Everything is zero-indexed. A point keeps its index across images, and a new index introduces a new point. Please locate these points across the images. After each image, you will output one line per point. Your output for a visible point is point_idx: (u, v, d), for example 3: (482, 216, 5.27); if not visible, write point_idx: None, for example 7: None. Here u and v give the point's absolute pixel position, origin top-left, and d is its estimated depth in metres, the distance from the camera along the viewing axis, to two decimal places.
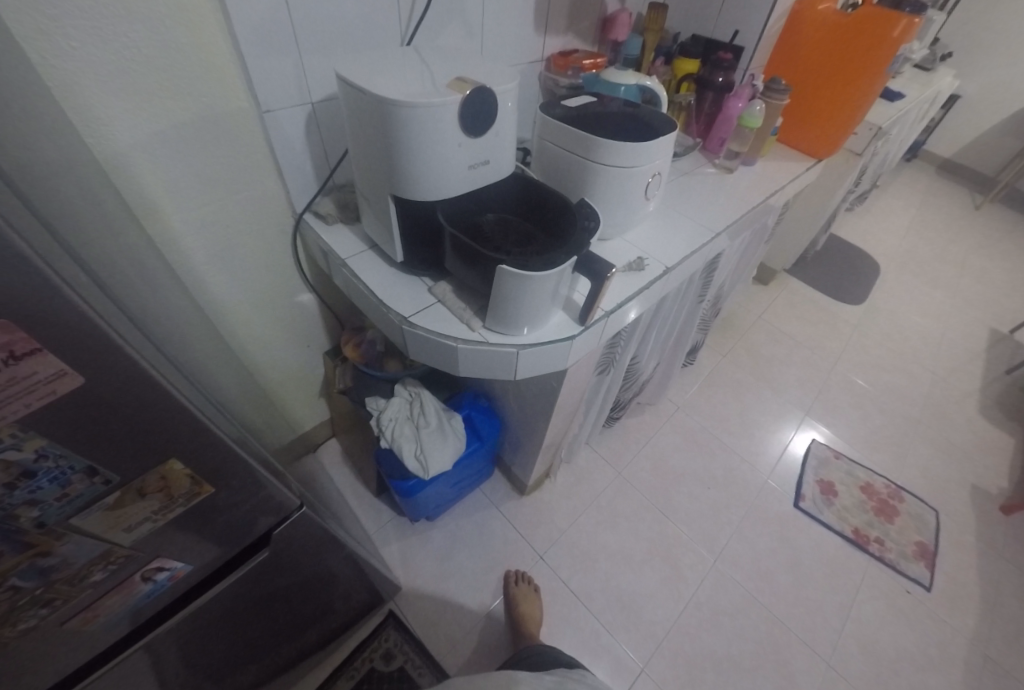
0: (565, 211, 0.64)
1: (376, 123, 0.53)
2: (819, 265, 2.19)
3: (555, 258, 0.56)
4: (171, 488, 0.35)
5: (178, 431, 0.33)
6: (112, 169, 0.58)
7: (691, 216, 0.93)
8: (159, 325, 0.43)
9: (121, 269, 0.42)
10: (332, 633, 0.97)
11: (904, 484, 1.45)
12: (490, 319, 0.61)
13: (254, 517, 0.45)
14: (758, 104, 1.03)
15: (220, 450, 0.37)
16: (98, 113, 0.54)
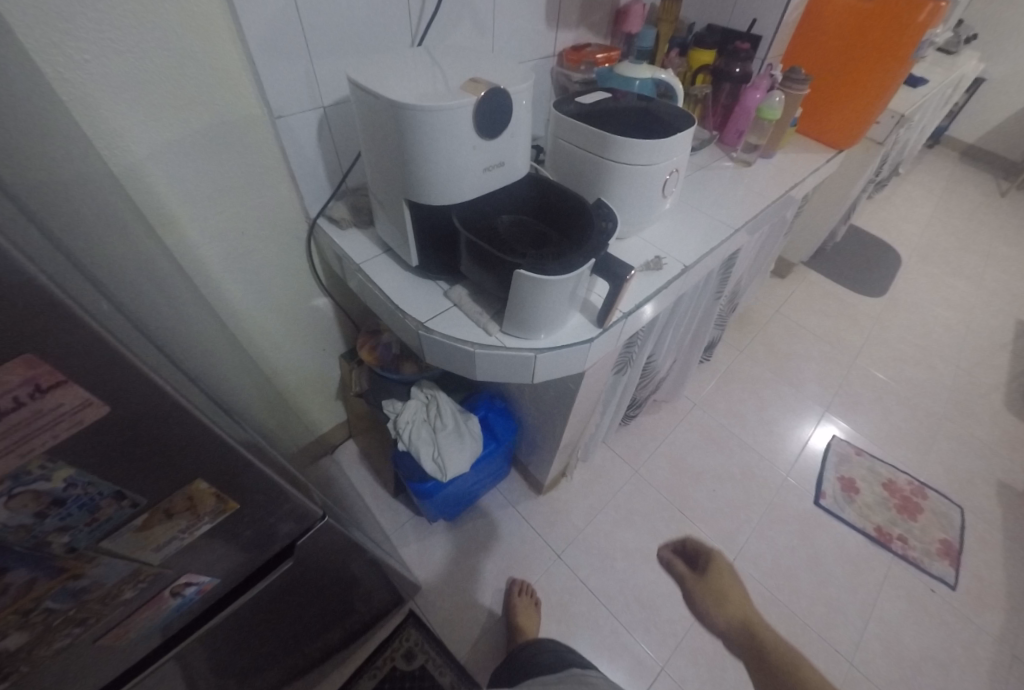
0: (582, 211, 0.63)
1: (389, 128, 0.53)
2: (838, 256, 2.14)
3: (573, 261, 0.55)
4: (198, 507, 0.35)
5: (204, 452, 0.33)
6: (129, 181, 0.58)
7: (709, 212, 0.91)
8: (181, 339, 0.43)
9: (145, 283, 0.42)
10: (354, 632, 0.98)
11: (928, 481, 1.42)
12: (507, 322, 0.61)
13: (277, 529, 0.45)
14: (778, 95, 1.01)
15: (244, 466, 0.36)
16: (114, 125, 0.54)
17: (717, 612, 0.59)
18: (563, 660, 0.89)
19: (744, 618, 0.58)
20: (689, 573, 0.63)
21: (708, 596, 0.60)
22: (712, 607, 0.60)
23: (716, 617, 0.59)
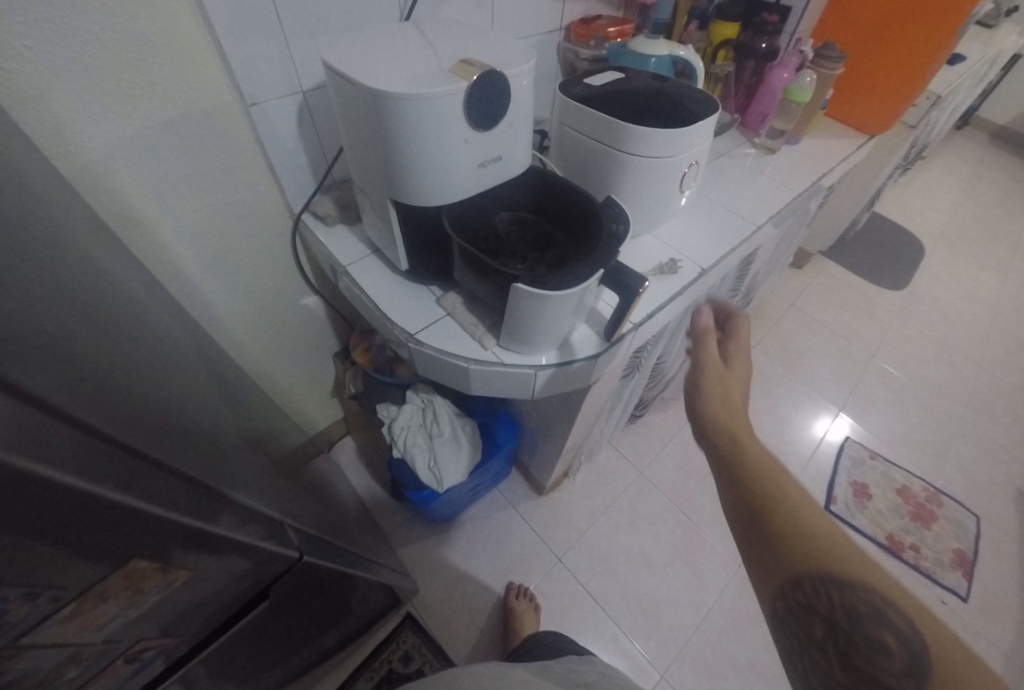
0: (587, 211, 0.56)
1: (370, 120, 0.46)
2: (858, 246, 2.04)
3: (578, 271, 0.49)
4: (142, 581, 0.29)
5: (137, 532, 0.27)
6: (83, 184, 0.52)
7: (729, 207, 0.84)
8: (134, 366, 0.37)
9: (92, 308, 0.37)
10: (354, 634, 0.95)
11: (944, 487, 1.37)
12: (504, 337, 0.55)
13: (245, 581, 0.40)
14: (808, 76, 0.92)
15: (189, 536, 0.31)
16: (64, 120, 0.48)
17: (709, 399, 0.56)
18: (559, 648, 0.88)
19: (736, 435, 0.51)
20: (715, 363, 0.59)
21: (712, 386, 0.57)
22: (709, 394, 0.56)
23: (704, 401, 0.56)
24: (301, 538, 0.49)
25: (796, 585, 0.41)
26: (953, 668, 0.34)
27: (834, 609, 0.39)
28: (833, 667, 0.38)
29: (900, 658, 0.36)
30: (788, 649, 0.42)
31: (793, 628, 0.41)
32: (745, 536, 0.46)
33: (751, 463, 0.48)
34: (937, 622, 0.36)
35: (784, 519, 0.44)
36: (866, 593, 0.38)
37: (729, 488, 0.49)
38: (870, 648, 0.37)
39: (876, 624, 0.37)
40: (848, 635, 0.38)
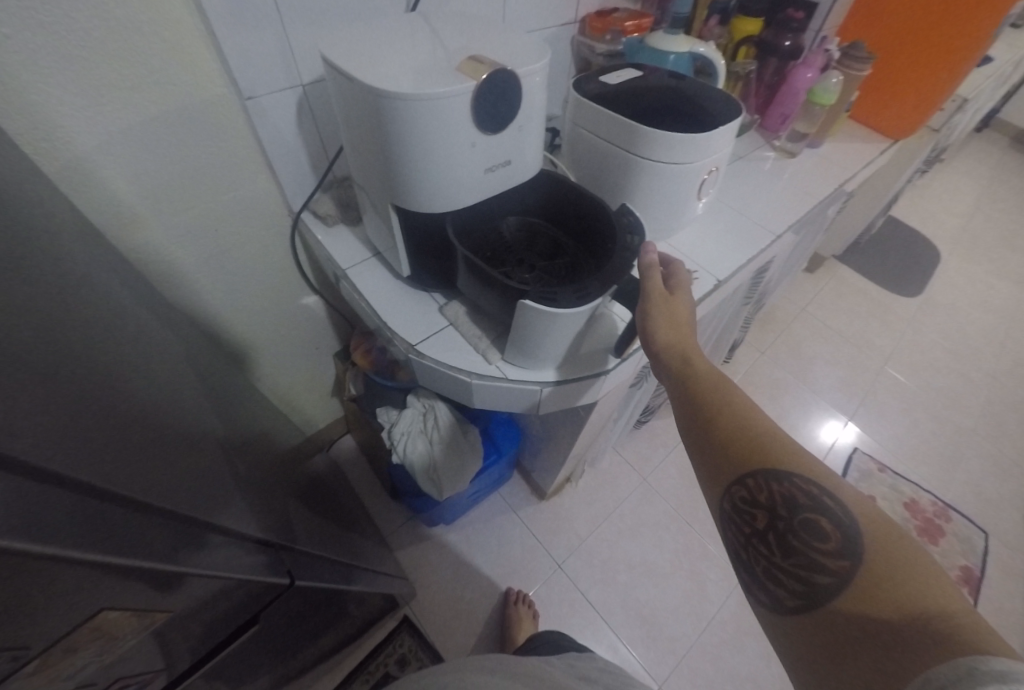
0: (601, 221, 0.53)
1: (370, 121, 0.43)
2: (872, 250, 2.00)
3: (589, 286, 0.46)
4: (113, 632, 0.28)
5: (97, 586, 0.25)
6: (68, 181, 0.49)
7: (747, 214, 0.80)
8: (115, 382, 0.35)
9: (70, 320, 0.35)
10: (353, 636, 0.94)
11: (953, 502, 1.34)
12: (509, 350, 0.53)
13: (225, 614, 0.38)
14: (834, 77, 0.90)
15: (159, 580, 0.29)
16: (49, 113, 0.45)
17: (657, 322, 0.52)
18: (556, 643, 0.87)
19: (678, 340, 0.51)
20: (660, 291, 0.53)
21: (662, 313, 0.52)
22: (657, 322, 0.52)
23: (654, 330, 0.52)
24: (287, 560, 0.48)
25: (741, 482, 0.45)
26: (879, 540, 0.38)
27: (774, 498, 0.43)
28: (775, 554, 0.42)
29: (832, 538, 0.39)
30: (734, 546, 0.45)
31: (739, 525, 0.44)
32: (696, 445, 0.49)
33: (694, 371, 0.50)
34: (863, 502, 0.40)
35: (728, 423, 0.47)
36: (803, 484, 0.42)
37: (677, 397, 0.52)
38: (807, 534, 0.41)
39: (812, 509, 0.41)
40: (787, 522, 0.42)
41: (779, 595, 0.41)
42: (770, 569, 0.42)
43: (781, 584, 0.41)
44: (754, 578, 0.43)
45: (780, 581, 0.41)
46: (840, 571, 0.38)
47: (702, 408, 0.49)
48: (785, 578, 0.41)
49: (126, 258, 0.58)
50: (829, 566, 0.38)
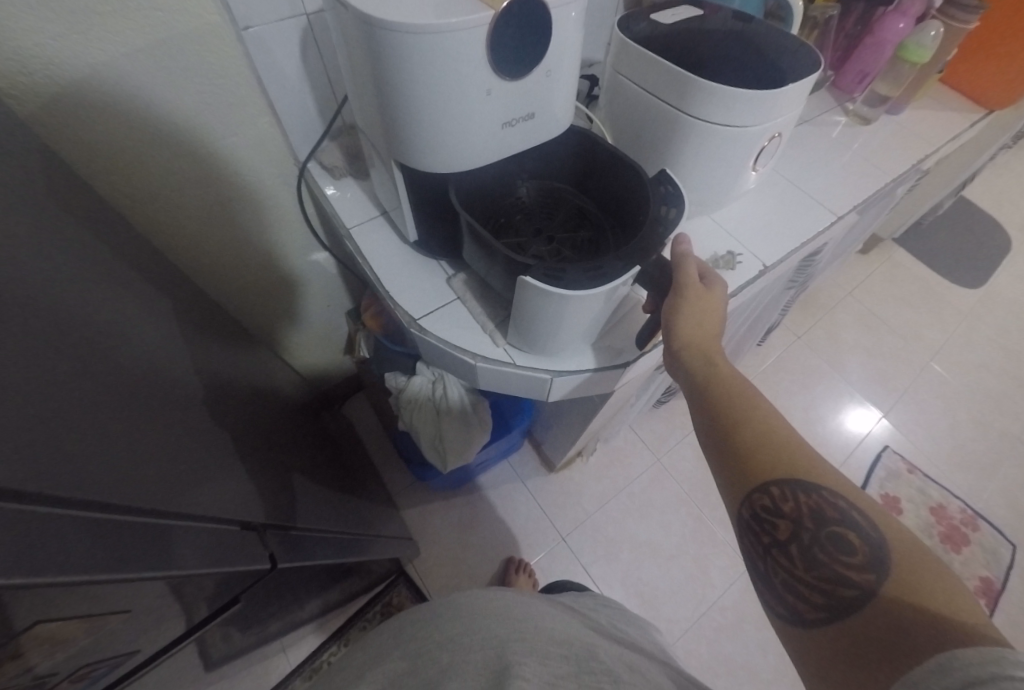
0: (632, 189, 0.46)
1: (366, 58, 0.37)
2: (935, 232, 1.81)
3: (607, 267, 0.40)
4: (60, 637, 0.26)
5: (23, 604, 0.23)
6: (45, 122, 0.45)
7: (805, 189, 0.71)
8: (59, 355, 0.32)
9: (17, 285, 0.32)
10: (358, 590, 0.95)
11: (983, 510, 1.27)
12: (514, 334, 0.51)
13: (199, 602, 0.36)
14: (933, 29, 0.76)
15: (110, 587, 0.27)
16: (22, 39, 0.40)
17: (685, 319, 0.46)
18: (559, 585, 1.01)
19: (700, 337, 0.46)
20: (694, 284, 0.48)
21: (689, 306, 0.47)
22: (684, 316, 0.47)
23: (679, 325, 0.47)
24: (270, 541, 0.46)
25: (762, 490, 0.40)
26: (911, 556, 0.34)
27: (799, 510, 0.38)
28: (796, 567, 0.38)
29: (861, 554, 0.35)
30: (750, 553, 0.41)
31: (757, 533, 0.40)
32: (711, 448, 0.44)
33: (717, 371, 0.45)
34: (892, 517, 0.36)
35: (749, 427, 0.42)
36: (832, 497, 0.38)
37: (695, 401, 0.46)
38: (832, 547, 0.37)
39: (840, 522, 0.37)
40: (812, 536, 0.37)
41: (800, 608, 0.37)
42: (790, 582, 0.38)
43: (801, 597, 0.37)
44: (772, 588, 0.39)
45: (800, 594, 0.37)
46: (868, 587, 0.34)
47: (718, 408, 0.44)
48: (806, 592, 0.36)
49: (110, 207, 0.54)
50: (855, 581, 0.34)
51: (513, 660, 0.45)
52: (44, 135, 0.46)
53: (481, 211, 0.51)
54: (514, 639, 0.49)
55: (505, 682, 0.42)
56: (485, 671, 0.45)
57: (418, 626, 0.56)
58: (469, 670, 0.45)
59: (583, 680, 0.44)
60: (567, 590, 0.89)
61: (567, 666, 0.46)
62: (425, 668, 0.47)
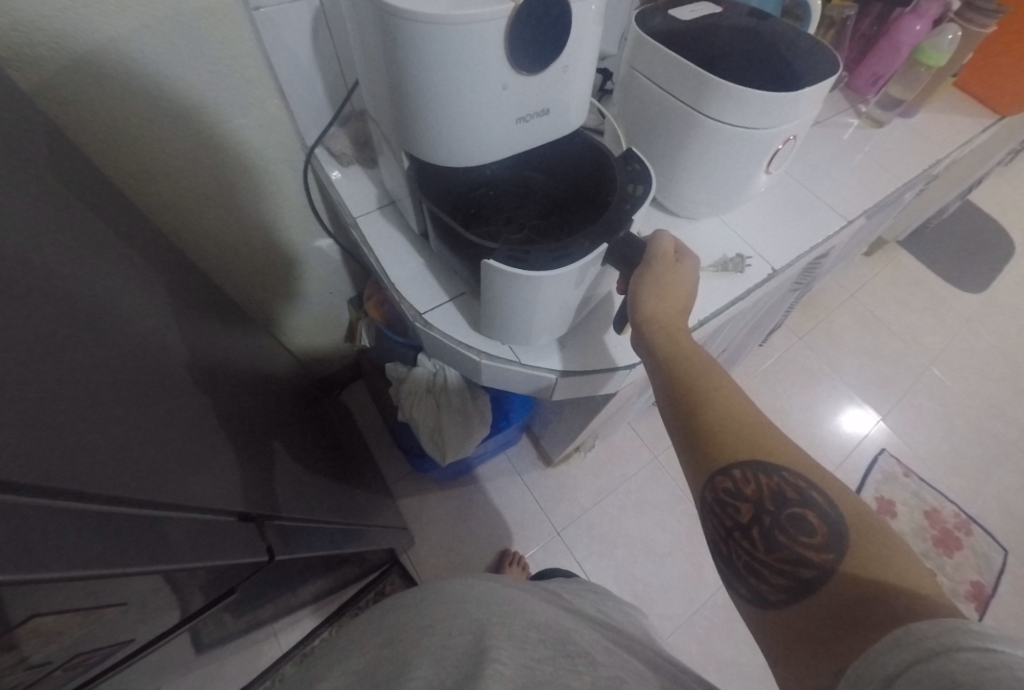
0: (601, 180, 0.47)
1: (379, 49, 0.36)
2: (940, 235, 1.81)
3: (571, 248, 0.41)
4: (55, 629, 0.26)
5: (22, 598, 0.23)
6: (49, 98, 0.44)
7: (816, 192, 0.70)
8: (55, 340, 0.31)
9: (16, 272, 0.31)
10: (351, 579, 0.96)
11: (977, 515, 1.28)
12: (489, 323, 0.51)
13: (195, 592, 0.37)
14: (950, 33, 0.76)
15: (107, 581, 0.27)
16: (20, 22, 0.39)
17: (646, 292, 0.46)
18: (546, 572, 1.03)
19: (666, 313, 0.46)
20: (662, 258, 0.47)
21: (655, 278, 0.46)
22: (649, 290, 0.46)
23: (644, 298, 0.46)
24: (267, 532, 0.46)
25: (724, 473, 0.40)
26: (867, 533, 0.34)
27: (761, 492, 0.38)
28: (757, 549, 0.38)
29: (819, 533, 0.36)
30: (714, 536, 0.41)
31: (719, 516, 0.40)
32: (675, 429, 0.44)
33: (681, 348, 0.45)
34: (852, 497, 0.36)
35: (712, 408, 0.42)
36: (793, 478, 0.38)
37: (659, 379, 0.46)
38: (791, 528, 0.37)
39: (799, 502, 0.37)
40: (773, 518, 0.38)
41: (762, 590, 0.37)
42: (751, 564, 0.38)
43: (763, 577, 0.37)
44: (735, 570, 0.39)
45: (762, 575, 0.37)
46: (825, 566, 0.34)
47: (682, 389, 0.44)
48: (767, 573, 0.37)
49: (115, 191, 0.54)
50: (813, 561, 0.35)
51: (489, 643, 0.46)
52: (46, 111, 0.45)
53: (467, 206, 0.51)
54: (493, 622, 0.49)
55: (480, 667, 0.43)
56: (463, 655, 0.45)
57: (402, 608, 0.56)
58: (447, 655, 0.46)
59: (564, 664, 0.45)
60: (558, 579, 0.91)
61: (549, 652, 0.46)
62: (400, 654, 0.48)
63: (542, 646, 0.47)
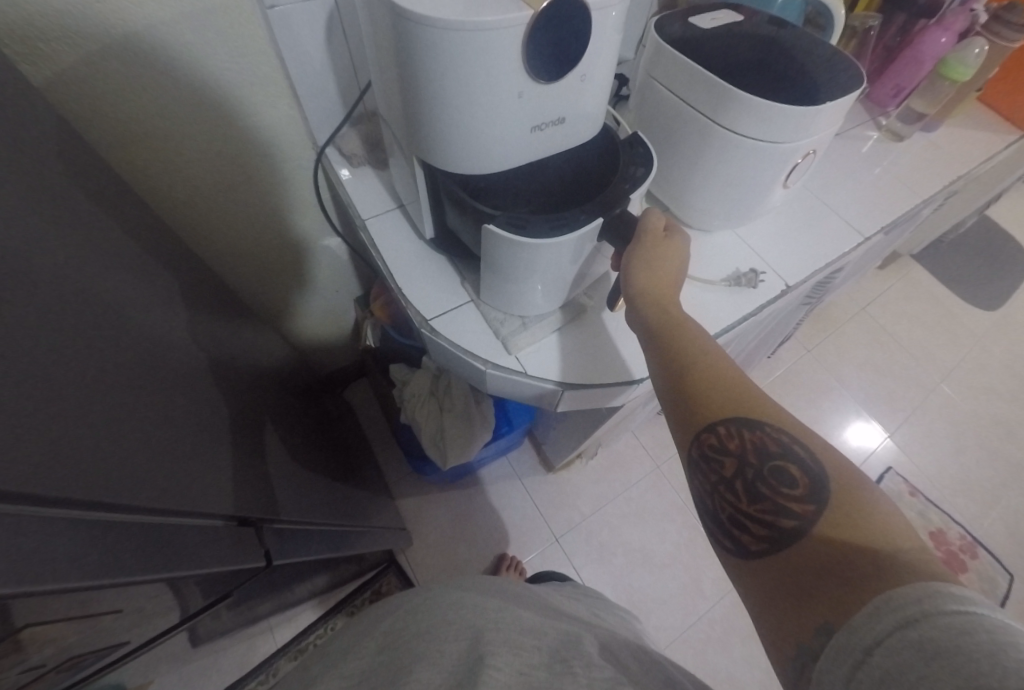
0: (605, 177, 0.46)
1: (392, 51, 0.36)
2: (956, 251, 1.78)
3: (568, 218, 0.42)
4: (55, 635, 0.26)
5: (26, 609, 0.23)
6: (61, 91, 0.44)
7: (833, 207, 0.69)
8: (56, 340, 0.31)
9: (23, 272, 0.31)
10: (348, 577, 0.95)
11: (982, 538, 1.27)
12: (488, 291, 0.52)
13: (194, 596, 0.37)
14: (978, 47, 0.72)
15: (108, 591, 0.27)
16: (35, 15, 0.39)
17: (639, 260, 0.46)
18: (542, 575, 1.02)
19: (656, 283, 0.45)
20: (647, 238, 0.46)
21: (645, 254, 0.46)
22: (639, 265, 0.46)
23: (636, 273, 0.45)
24: (266, 538, 0.46)
25: (709, 429, 0.38)
26: (848, 486, 0.33)
27: (743, 446, 0.37)
28: (740, 502, 0.37)
29: (801, 485, 0.34)
30: (699, 492, 0.40)
31: (705, 472, 0.39)
32: (663, 390, 0.43)
33: (670, 313, 0.44)
34: (835, 451, 0.35)
35: (699, 367, 0.41)
36: (776, 432, 0.36)
37: (649, 345, 0.45)
38: (774, 481, 0.36)
39: (781, 455, 0.36)
40: (755, 471, 0.36)
41: (744, 541, 0.36)
42: (733, 518, 0.37)
43: (745, 529, 0.36)
44: (717, 524, 0.38)
45: (744, 527, 0.36)
46: (807, 518, 0.33)
47: (670, 347, 0.43)
48: (748, 525, 0.35)
49: (127, 186, 0.54)
50: (795, 512, 0.33)
51: (486, 650, 0.45)
52: (58, 104, 0.44)
53: None
54: (489, 627, 0.48)
55: (477, 675, 0.42)
56: (458, 658, 0.45)
57: (401, 611, 0.56)
58: (441, 658, 0.45)
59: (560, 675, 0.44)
60: (553, 584, 0.91)
61: (545, 659, 0.46)
62: (396, 657, 0.47)
63: (541, 656, 0.46)
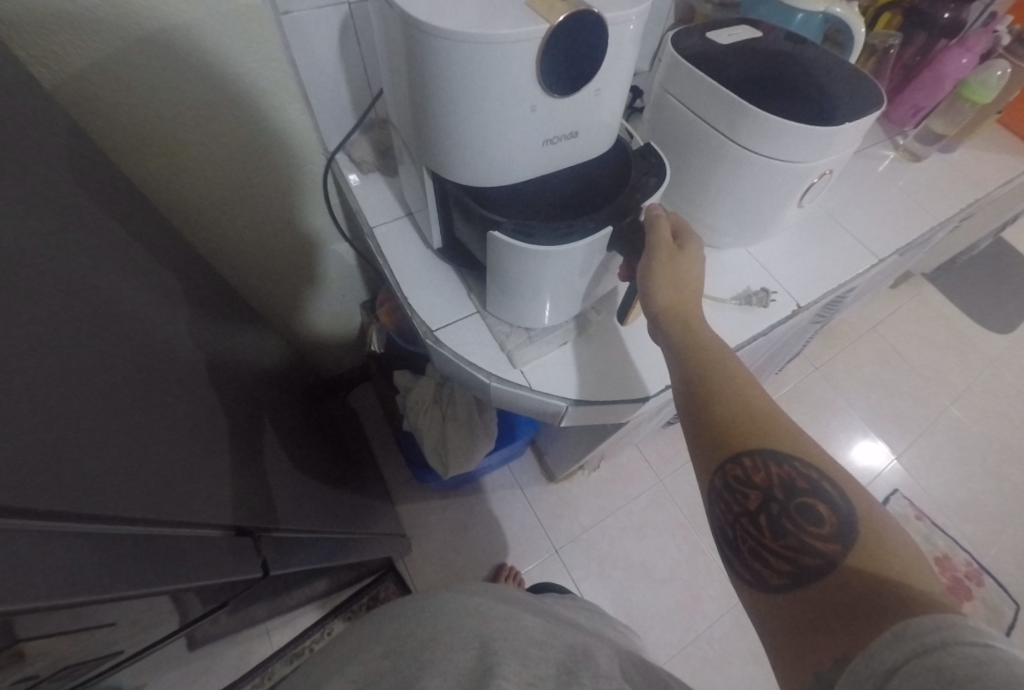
0: (614, 191, 0.45)
1: (404, 62, 0.35)
2: (969, 272, 1.76)
3: (576, 225, 0.41)
4: (50, 646, 0.25)
5: (26, 623, 0.22)
6: (79, 90, 0.44)
7: (848, 227, 0.68)
8: (60, 343, 0.30)
9: (29, 273, 0.31)
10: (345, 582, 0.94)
11: (989, 565, 1.24)
12: (494, 302, 0.51)
13: (193, 606, 0.36)
14: (999, 69, 0.72)
15: (105, 605, 0.26)
16: (53, 12, 0.38)
17: (662, 282, 0.44)
18: (541, 586, 1.01)
19: (680, 307, 0.44)
20: (665, 252, 0.44)
21: (664, 270, 0.44)
22: (661, 282, 0.44)
23: (658, 297, 0.44)
24: (263, 547, 0.45)
25: (735, 460, 0.37)
26: (877, 531, 0.32)
27: (770, 480, 0.35)
28: (763, 535, 0.35)
29: (828, 525, 0.33)
30: (719, 521, 0.38)
31: (727, 502, 0.37)
32: (685, 417, 0.42)
33: (695, 339, 0.43)
34: (868, 495, 0.33)
35: (725, 398, 0.40)
36: (804, 469, 0.35)
37: (674, 368, 0.44)
38: (799, 518, 0.34)
39: (809, 493, 0.34)
40: (781, 506, 0.35)
41: (764, 575, 0.35)
42: (754, 549, 0.36)
43: (766, 563, 0.35)
44: (737, 555, 0.37)
45: (765, 560, 0.35)
46: (831, 556, 0.31)
47: (696, 375, 0.41)
48: (770, 559, 0.34)
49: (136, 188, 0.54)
50: (819, 549, 0.32)
51: (495, 659, 0.44)
52: (69, 107, 0.44)
53: None
54: (496, 638, 0.48)
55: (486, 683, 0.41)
56: (466, 666, 0.44)
57: (404, 615, 0.54)
58: (449, 663, 0.44)
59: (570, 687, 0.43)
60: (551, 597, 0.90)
61: (555, 674, 0.44)
62: (406, 659, 0.46)
63: (553, 672, 0.45)
